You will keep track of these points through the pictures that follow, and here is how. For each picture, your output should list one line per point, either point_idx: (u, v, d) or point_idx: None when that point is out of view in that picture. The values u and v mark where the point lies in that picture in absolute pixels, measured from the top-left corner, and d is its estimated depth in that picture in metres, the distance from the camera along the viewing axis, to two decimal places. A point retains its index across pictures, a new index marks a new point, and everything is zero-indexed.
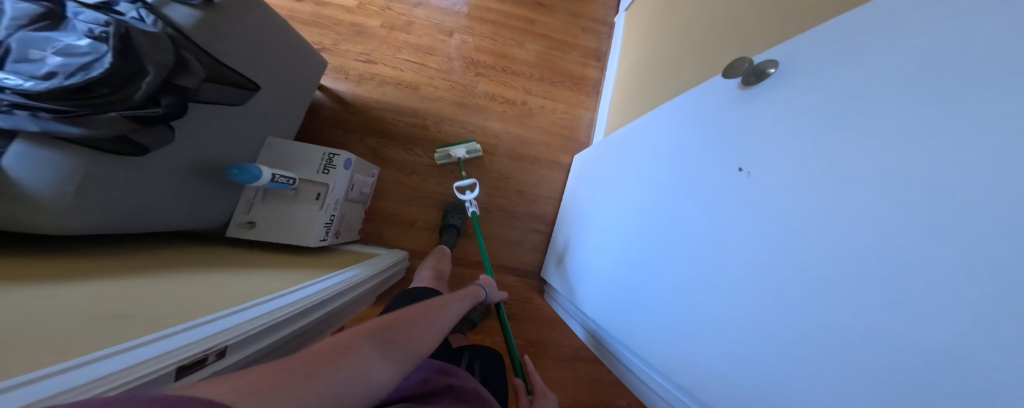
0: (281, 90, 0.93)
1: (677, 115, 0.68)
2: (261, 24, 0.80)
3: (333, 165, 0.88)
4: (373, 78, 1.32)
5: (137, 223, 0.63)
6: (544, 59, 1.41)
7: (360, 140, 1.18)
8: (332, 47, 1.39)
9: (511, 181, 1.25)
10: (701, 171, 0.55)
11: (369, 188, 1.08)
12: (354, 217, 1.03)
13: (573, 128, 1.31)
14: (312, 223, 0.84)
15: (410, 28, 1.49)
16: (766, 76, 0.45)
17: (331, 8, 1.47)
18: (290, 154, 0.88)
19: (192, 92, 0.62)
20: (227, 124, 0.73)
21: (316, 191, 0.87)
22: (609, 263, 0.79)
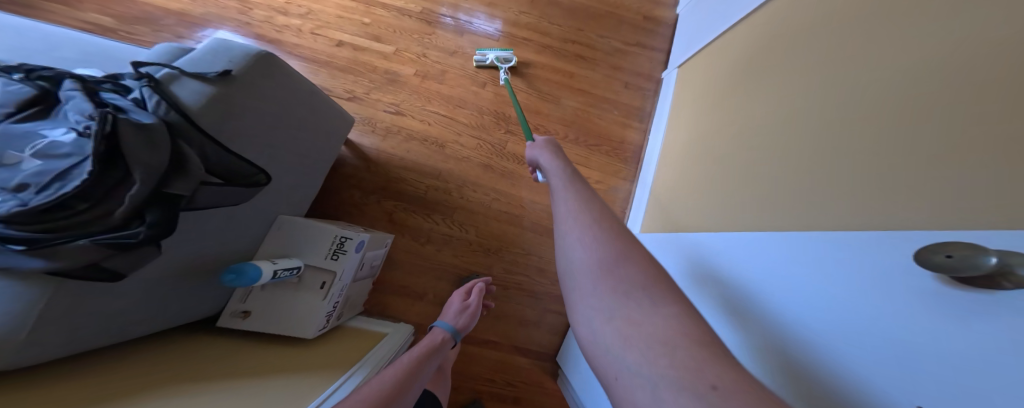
0: (297, 163, 0.89)
1: (809, 242, 0.40)
2: (286, 97, 0.80)
3: (343, 250, 0.81)
4: (400, 132, 1.28)
5: (120, 331, 0.55)
6: (581, 117, 1.29)
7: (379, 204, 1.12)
8: (362, 95, 1.36)
9: (534, 257, 1.14)
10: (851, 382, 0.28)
11: (379, 263, 1.00)
12: (361, 296, 0.94)
13: (607, 201, 1.17)
14: (312, 316, 0.75)
15: (443, 77, 1.45)
16: (1022, 285, 0.17)
17: (368, 54, 1.47)
18: (299, 236, 0.81)
19: (187, 200, 0.56)
20: (229, 213, 0.68)
21: (321, 279, 0.79)
22: None
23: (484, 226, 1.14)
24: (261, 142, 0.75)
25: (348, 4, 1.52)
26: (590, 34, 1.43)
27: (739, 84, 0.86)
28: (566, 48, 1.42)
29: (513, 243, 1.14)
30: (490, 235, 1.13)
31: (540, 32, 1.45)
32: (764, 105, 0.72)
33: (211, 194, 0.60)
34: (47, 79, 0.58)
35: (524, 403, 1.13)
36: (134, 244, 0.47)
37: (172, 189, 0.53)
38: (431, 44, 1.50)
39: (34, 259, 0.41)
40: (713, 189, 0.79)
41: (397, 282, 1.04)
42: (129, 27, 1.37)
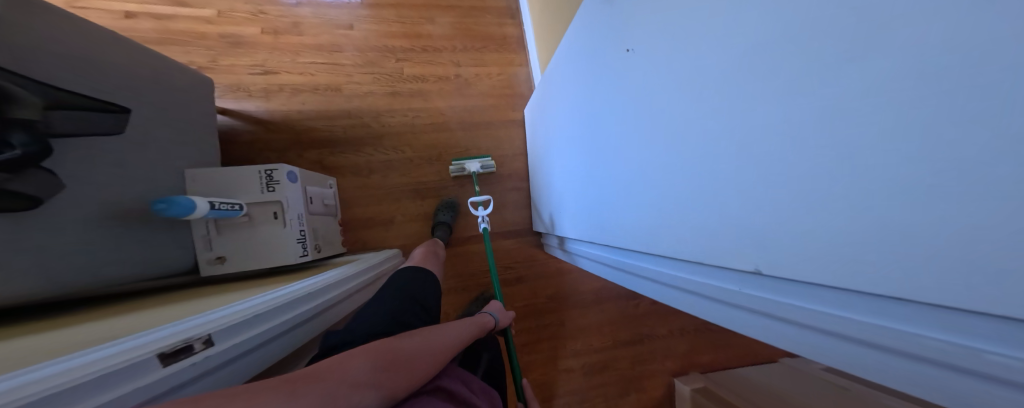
0: (178, 115, 0.79)
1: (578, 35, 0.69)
2: (97, 40, 0.62)
3: (276, 181, 0.80)
4: (282, 89, 1.15)
5: (89, 279, 0.54)
6: (460, 28, 1.41)
7: (300, 157, 1.09)
8: (210, 65, 1.14)
9: (473, 151, 1.23)
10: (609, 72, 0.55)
11: (332, 198, 1.02)
12: (331, 229, 0.98)
13: (513, 86, 1.33)
14: (283, 243, 0.80)
15: (300, 29, 1.31)
16: None
17: (182, 22, 1.19)
18: (221, 181, 0.77)
19: (43, 126, 0.48)
20: (128, 159, 0.62)
21: (272, 212, 0.80)
22: (578, 196, 0.80)
23: (417, 141, 1.19)
24: (103, 84, 0.62)
25: None
26: None
27: None
28: None
29: (451, 146, 1.21)
30: (425, 146, 1.19)
31: None
32: None
33: (69, 122, 0.51)
34: None
35: (525, 276, 1.24)
36: (18, 163, 0.43)
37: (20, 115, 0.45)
38: None
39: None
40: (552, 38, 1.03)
41: (361, 216, 1.08)
42: None
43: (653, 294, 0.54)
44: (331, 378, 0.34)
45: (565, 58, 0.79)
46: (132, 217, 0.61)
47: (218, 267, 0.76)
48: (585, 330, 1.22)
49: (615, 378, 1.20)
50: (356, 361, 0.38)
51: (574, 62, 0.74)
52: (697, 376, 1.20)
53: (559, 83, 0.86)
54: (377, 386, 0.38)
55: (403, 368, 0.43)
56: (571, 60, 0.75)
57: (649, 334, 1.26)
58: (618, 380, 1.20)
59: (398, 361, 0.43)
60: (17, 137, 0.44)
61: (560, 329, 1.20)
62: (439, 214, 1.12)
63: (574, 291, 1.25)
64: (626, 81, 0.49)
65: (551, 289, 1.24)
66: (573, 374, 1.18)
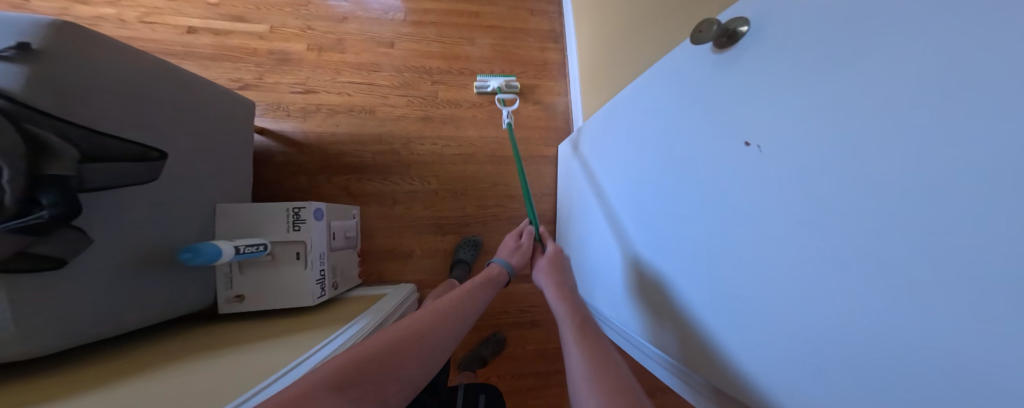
0: (216, 147, 0.80)
1: (648, 85, 0.57)
2: (146, 80, 0.64)
3: (302, 220, 0.78)
4: (319, 109, 1.16)
5: (109, 326, 0.56)
6: (500, 51, 1.34)
7: (329, 181, 1.08)
8: (256, 82, 1.18)
9: (500, 187, 1.17)
10: (688, 151, 0.44)
11: (355, 230, 1.00)
12: (350, 262, 0.97)
13: (549, 118, 1.25)
14: (302, 284, 0.78)
15: (343, 46, 1.31)
16: (739, 34, 0.35)
17: (236, 37, 1.24)
18: (250, 218, 0.77)
19: (76, 181, 0.48)
20: (161, 203, 0.64)
21: (295, 250, 0.79)
22: (611, 259, 0.70)
23: (444, 172, 1.15)
24: (146, 124, 0.63)
25: None
26: None
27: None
28: None
29: (477, 180, 1.16)
30: (451, 179, 1.15)
31: None
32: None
33: (104, 174, 0.51)
34: None
35: (539, 321, 1.20)
36: (42, 226, 0.43)
37: (52, 172, 0.44)
38: (314, 14, 1.34)
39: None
40: (607, 79, 0.95)
41: (380, 247, 1.07)
42: None
43: None
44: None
45: (624, 104, 0.68)
46: (155, 261, 0.62)
47: (236, 306, 0.76)
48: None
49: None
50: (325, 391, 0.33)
51: (637, 111, 0.61)
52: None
53: (609, 127, 0.75)
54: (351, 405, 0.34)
55: (377, 380, 0.38)
56: (632, 106, 0.63)
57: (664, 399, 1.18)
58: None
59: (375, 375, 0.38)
60: (48, 195, 0.44)
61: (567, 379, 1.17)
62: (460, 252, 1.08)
63: None
64: (721, 180, 0.37)
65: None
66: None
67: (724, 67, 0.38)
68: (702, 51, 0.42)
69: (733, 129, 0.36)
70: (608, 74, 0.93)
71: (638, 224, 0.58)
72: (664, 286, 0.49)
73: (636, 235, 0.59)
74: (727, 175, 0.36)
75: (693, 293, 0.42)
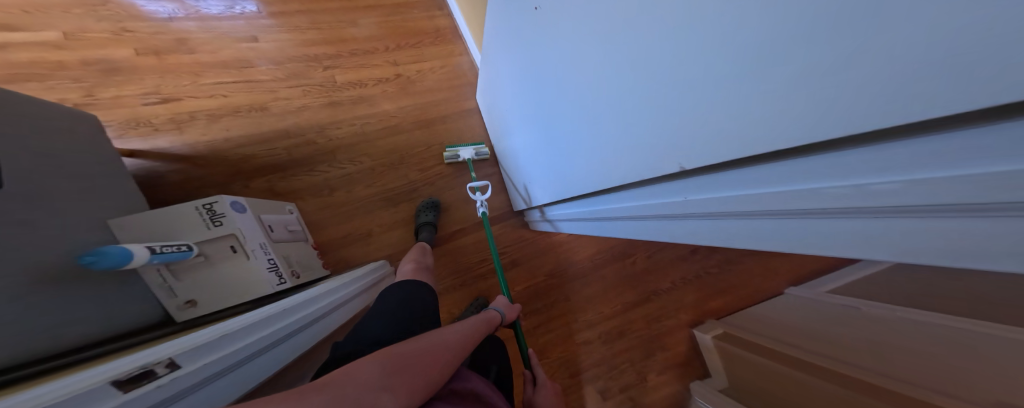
0: (80, 164, 0.69)
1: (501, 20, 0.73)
2: None
3: (220, 213, 0.75)
4: (194, 117, 0.99)
5: (53, 340, 0.53)
6: (387, 27, 1.36)
7: (246, 187, 0.99)
8: (89, 101, 0.91)
9: (436, 148, 1.24)
10: (534, 39, 0.57)
11: (297, 224, 0.98)
12: (306, 254, 0.96)
13: (459, 77, 1.35)
14: (253, 274, 0.78)
15: (190, 47, 1.11)
16: None
17: (15, 51, 0.92)
18: (158, 223, 0.72)
19: None
20: (37, 220, 0.56)
21: (228, 245, 0.77)
22: (541, 168, 0.84)
23: (375, 148, 1.16)
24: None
25: None
26: None
27: None
28: None
29: (412, 147, 1.21)
30: (384, 153, 1.17)
31: None
32: None
33: None
34: None
35: (518, 259, 1.34)
36: None
37: None
38: (124, 13, 1.08)
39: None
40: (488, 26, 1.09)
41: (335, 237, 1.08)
42: None
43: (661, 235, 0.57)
44: (343, 383, 0.35)
45: (496, 43, 0.85)
46: (64, 278, 0.57)
47: (191, 311, 0.76)
48: (594, 303, 1.36)
49: (636, 340, 1.33)
50: (365, 368, 0.39)
51: (503, 44, 0.79)
52: (712, 323, 1.33)
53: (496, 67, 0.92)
54: (395, 386, 0.38)
55: (405, 370, 0.42)
56: (501, 42, 0.79)
57: (657, 290, 1.40)
58: (638, 342, 1.33)
59: (406, 365, 0.43)
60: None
61: (569, 305, 1.34)
62: (423, 216, 1.14)
63: (570, 263, 1.38)
64: (550, 41, 0.51)
65: (546, 266, 1.36)
66: (596, 346, 1.30)
67: None
68: None
69: (541, 7, 0.50)
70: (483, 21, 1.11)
71: (541, 124, 0.71)
72: (571, 149, 0.62)
73: (544, 133, 0.72)
74: (551, 32, 0.50)
75: (575, 127, 0.56)
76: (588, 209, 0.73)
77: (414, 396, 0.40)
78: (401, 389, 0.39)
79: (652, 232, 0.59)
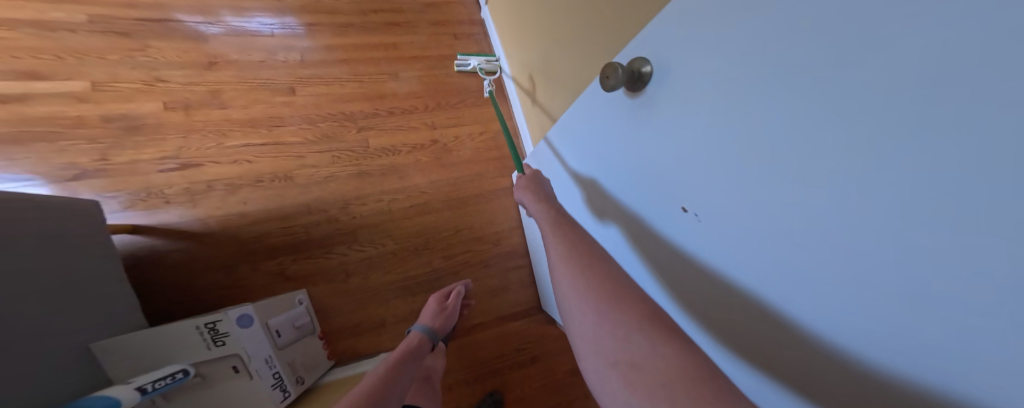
0: (63, 260, 0.59)
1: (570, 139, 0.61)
2: None
3: (223, 333, 0.63)
4: (211, 187, 0.90)
5: None
6: (429, 83, 1.25)
7: (253, 270, 0.88)
8: (100, 166, 0.84)
9: (464, 230, 1.11)
10: (636, 199, 0.44)
11: (308, 314, 0.85)
12: (313, 351, 0.82)
13: (500, 148, 1.22)
14: (253, 399, 0.64)
15: (223, 99, 1.03)
16: (647, 75, 0.38)
17: (38, 103, 0.86)
18: (154, 345, 0.61)
19: None
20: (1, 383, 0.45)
21: (230, 365, 0.64)
22: None
23: (399, 228, 1.03)
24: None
25: None
26: None
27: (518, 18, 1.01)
28: (372, 20, 1.26)
29: (439, 229, 1.08)
30: (408, 234, 1.04)
31: (330, 11, 1.23)
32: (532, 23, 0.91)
33: None
34: None
35: (539, 355, 1.16)
36: None
37: None
38: (161, 60, 1.01)
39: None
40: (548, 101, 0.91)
41: (342, 331, 0.93)
42: None
43: None
44: None
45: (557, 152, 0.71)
46: None
47: None
48: None
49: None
50: None
51: (568, 161, 0.65)
52: None
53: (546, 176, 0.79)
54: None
55: None
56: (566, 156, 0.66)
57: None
58: None
59: None
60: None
61: None
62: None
63: None
64: (672, 233, 0.39)
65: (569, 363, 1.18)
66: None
67: (642, 113, 0.40)
68: (618, 99, 0.44)
69: (672, 189, 0.37)
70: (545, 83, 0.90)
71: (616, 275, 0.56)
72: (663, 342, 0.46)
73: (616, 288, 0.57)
74: (681, 229, 0.37)
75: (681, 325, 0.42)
76: None
77: None
78: None
79: None
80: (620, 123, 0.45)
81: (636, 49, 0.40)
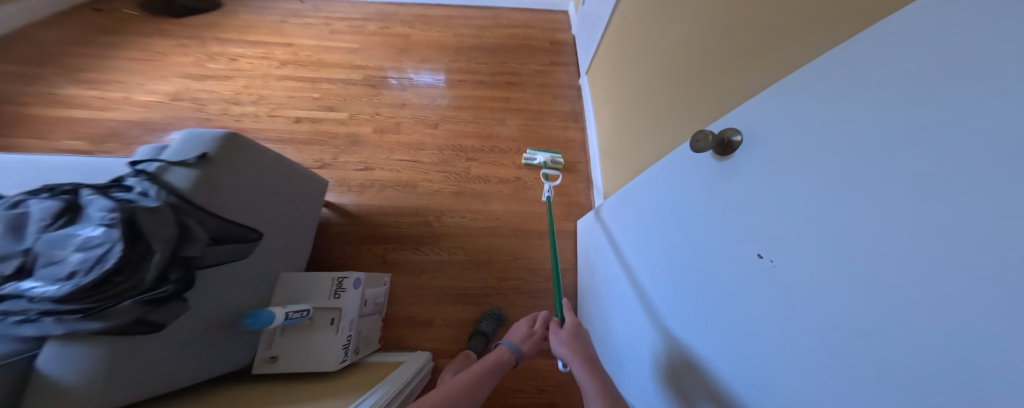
0: (285, 223, 1.03)
1: (652, 189, 0.65)
2: (260, 175, 0.90)
3: (343, 289, 0.94)
4: (373, 184, 1.40)
5: (164, 382, 0.68)
6: (527, 130, 1.48)
7: (369, 249, 1.26)
8: (330, 162, 1.48)
9: (522, 260, 1.16)
10: (706, 249, 0.45)
11: (381, 296, 1.12)
12: (371, 330, 1.07)
13: (572, 194, 1.30)
14: (331, 348, 0.90)
15: (399, 128, 1.58)
16: (735, 143, 0.41)
17: (324, 123, 1.60)
18: (300, 286, 0.95)
19: (199, 258, 0.70)
20: (236, 280, 0.83)
21: (330, 316, 0.92)
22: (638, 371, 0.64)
23: (470, 244, 1.21)
24: (251, 208, 0.87)
25: (295, 85, 1.70)
26: (512, 64, 1.69)
27: (618, 78, 1.13)
28: (497, 79, 1.65)
29: (502, 253, 1.18)
30: (478, 250, 1.19)
31: (472, 72, 1.69)
32: (631, 83, 1.00)
33: (216, 254, 0.75)
34: (69, 191, 0.63)
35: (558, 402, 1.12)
36: (164, 298, 0.63)
37: (187, 252, 0.67)
38: (380, 102, 1.66)
39: (91, 322, 0.55)
40: (629, 151, 0.96)
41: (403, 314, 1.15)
42: (102, 147, 1.41)
43: None
44: None
45: (633, 199, 0.75)
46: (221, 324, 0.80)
47: (271, 365, 0.89)
48: None
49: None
50: None
51: (646, 207, 0.68)
52: None
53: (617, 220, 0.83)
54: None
55: None
56: (643, 203, 0.70)
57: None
58: None
59: None
60: (177, 272, 0.65)
61: None
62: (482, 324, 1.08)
63: None
64: (740, 285, 0.38)
65: None
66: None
67: (724, 172, 0.42)
68: (704, 158, 0.47)
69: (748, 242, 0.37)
70: (628, 140, 0.97)
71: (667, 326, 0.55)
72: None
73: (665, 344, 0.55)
74: (749, 282, 0.37)
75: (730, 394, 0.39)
76: None
77: None
78: None
79: None
80: (702, 177, 0.48)
81: (730, 118, 0.44)
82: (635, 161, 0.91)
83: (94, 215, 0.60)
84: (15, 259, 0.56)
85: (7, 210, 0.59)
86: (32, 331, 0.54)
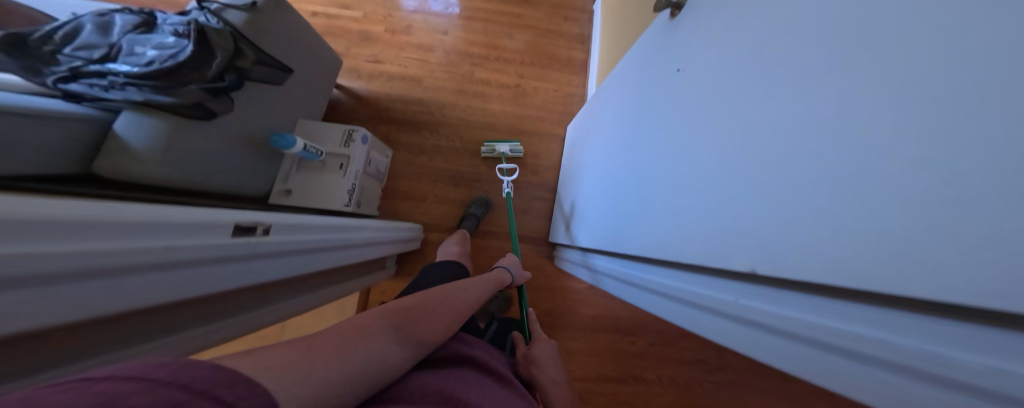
0: (304, 82, 1.11)
1: (623, 67, 0.79)
2: (295, 29, 1.01)
3: (352, 140, 0.96)
4: (382, 75, 1.48)
5: (208, 172, 0.84)
6: (533, 46, 1.54)
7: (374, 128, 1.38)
8: (343, 53, 1.53)
9: (511, 152, 1.28)
10: (654, 87, 0.61)
11: (384, 167, 1.14)
12: (372, 193, 1.07)
13: (567, 104, 1.38)
14: (336, 189, 0.91)
15: (411, 31, 1.60)
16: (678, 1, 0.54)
17: (342, 19, 1.59)
18: (317, 134, 0.99)
19: (246, 72, 0.84)
20: (265, 110, 0.96)
21: (340, 161, 0.95)
22: (597, 209, 0.82)
23: (466, 135, 1.30)
24: (281, 53, 0.97)
25: None
26: None
27: None
28: None
29: (494, 144, 1.28)
30: (471, 141, 1.29)
31: None
32: None
33: (261, 72, 0.88)
34: (150, 13, 0.77)
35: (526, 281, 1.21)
36: (218, 90, 0.77)
37: (239, 64, 0.81)
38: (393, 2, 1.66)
39: (164, 95, 0.69)
40: (620, 39, 1.04)
41: (400, 187, 1.21)
42: None
43: (664, 315, 0.53)
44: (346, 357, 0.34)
45: (609, 85, 0.89)
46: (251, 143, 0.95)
47: (283, 198, 0.93)
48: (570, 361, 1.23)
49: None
50: (378, 326, 0.40)
51: (618, 83, 0.82)
52: None
53: (594, 108, 0.98)
54: (395, 344, 0.40)
55: (416, 321, 0.46)
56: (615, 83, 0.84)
57: (638, 381, 1.28)
58: None
59: (409, 323, 0.45)
60: (230, 76, 0.79)
61: None
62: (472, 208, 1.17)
63: (574, 317, 1.25)
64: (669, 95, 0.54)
65: (550, 306, 1.23)
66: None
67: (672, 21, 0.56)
68: (661, 20, 0.61)
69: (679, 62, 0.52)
70: (620, 30, 1.04)
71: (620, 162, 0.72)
72: (638, 196, 0.60)
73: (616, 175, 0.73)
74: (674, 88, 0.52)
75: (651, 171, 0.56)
76: (620, 267, 0.72)
77: (412, 351, 0.42)
78: (405, 348, 0.41)
79: (665, 314, 0.53)
80: (658, 35, 0.61)
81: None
82: (623, 43, 0.99)
83: (164, 26, 0.76)
84: (103, 49, 0.71)
85: (100, 17, 0.74)
86: (119, 96, 0.69)
